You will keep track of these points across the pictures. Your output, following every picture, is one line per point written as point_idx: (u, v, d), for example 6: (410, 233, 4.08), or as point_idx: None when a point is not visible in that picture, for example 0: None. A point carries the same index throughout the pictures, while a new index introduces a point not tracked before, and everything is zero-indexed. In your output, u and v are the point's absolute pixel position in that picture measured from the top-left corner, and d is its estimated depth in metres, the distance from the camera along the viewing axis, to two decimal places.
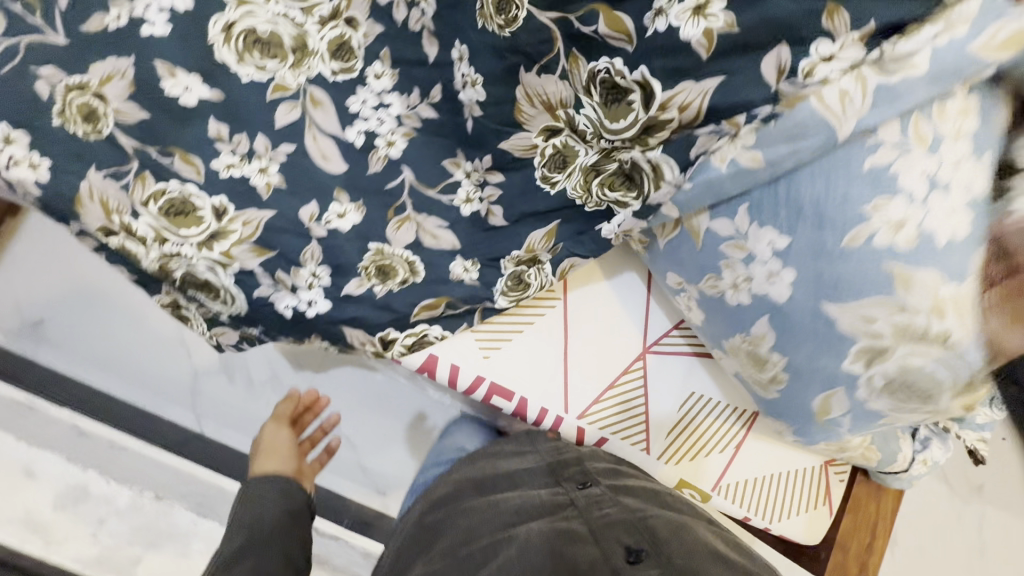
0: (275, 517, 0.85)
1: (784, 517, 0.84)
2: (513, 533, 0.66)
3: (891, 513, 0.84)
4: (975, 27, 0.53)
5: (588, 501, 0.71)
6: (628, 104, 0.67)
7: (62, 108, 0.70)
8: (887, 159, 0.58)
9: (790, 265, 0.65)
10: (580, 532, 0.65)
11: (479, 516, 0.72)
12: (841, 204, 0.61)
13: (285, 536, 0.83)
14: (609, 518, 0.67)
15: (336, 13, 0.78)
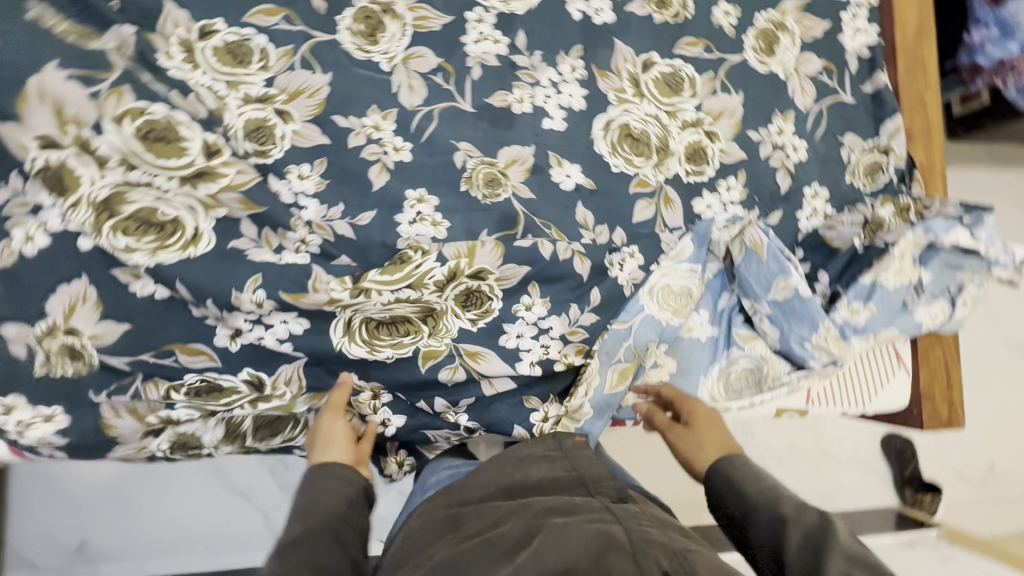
0: (333, 503, 0.64)
1: (875, 398, 0.84)
2: (536, 542, 0.56)
3: (955, 348, 0.86)
4: (603, 354, 0.79)
5: (627, 514, 0.61)
6: (469, 308, 0.74)
7: (44, 357, 0.64)
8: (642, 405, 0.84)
9: None
10: (617, 541, 0.55)
11: (501, 509, 0.64)
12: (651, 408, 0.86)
13: (336, 526, 0.61)
14: (649, 536, 0.57)
15: (219, 108, 0.66)
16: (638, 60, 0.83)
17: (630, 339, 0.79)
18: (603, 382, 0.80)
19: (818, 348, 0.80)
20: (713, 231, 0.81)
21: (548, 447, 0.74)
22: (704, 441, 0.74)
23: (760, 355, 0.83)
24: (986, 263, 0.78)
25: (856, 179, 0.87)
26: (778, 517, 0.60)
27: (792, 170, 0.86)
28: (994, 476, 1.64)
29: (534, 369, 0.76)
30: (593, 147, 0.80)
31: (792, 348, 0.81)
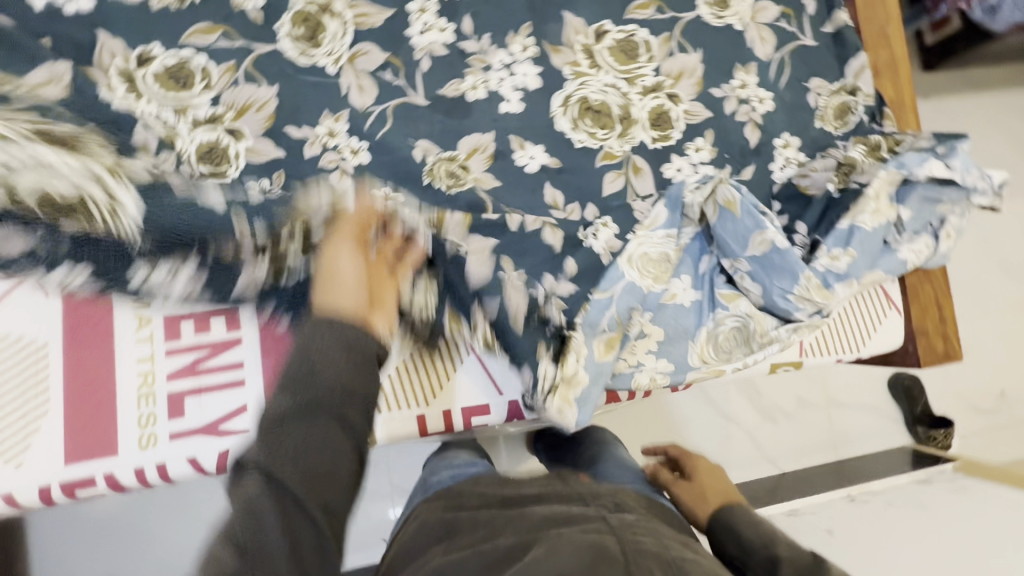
0: (328, 363, 0.48)
1: (869, 340, 0.82)
2: (537, 547, 0.67)
3: (944, 280, 0.85)
4: (585, 324, 0.71)
5: (620, 522, 0.70)
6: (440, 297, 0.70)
7: (83, 211, 0.55)
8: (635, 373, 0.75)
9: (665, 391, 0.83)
10: (610, 550, 0.65)
11: (503, 518, 0.76)
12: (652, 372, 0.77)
13: (333, 408, 0.47)
14: (640, 542, 0.67)
15: (173, 133, 0.67)
16: (590, 30, 0.82)
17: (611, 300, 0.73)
18: (591, 352, 0.70)
19: (804, 299, 0.76)
20: (685, 194, 0.79)
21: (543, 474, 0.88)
22: (704, 491, 0.92)
23: (746, 313, 0.78)
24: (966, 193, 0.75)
25: (826, 123, 0.85)
26: (774, 558, 0.72)
27: (760, 122, 0.84)
28: (1007, 402, 1.63)
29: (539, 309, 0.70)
30: (554, 125, 0.79)
31: (775, 302, 0.77)
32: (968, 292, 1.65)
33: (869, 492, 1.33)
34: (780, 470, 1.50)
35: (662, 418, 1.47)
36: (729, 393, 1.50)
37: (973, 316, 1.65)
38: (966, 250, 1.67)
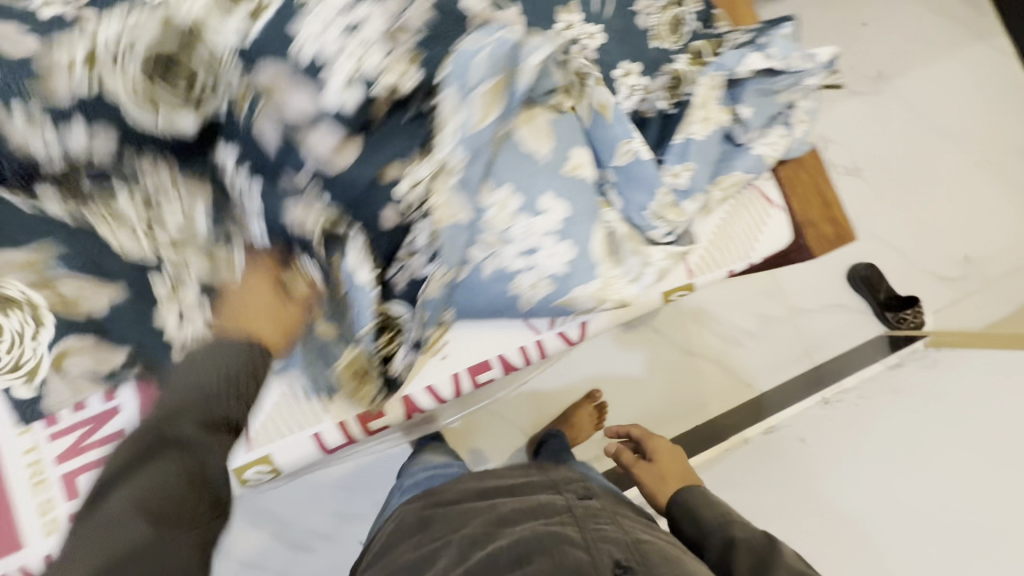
0: (212, 378, 0.44)
1: (755, 245, 0.81)
2: (497, 504, 0.89)
3: (819, 167, 0.83)
4: (455, 120, 0.57)
5: (585, 514, 0.86)
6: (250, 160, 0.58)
7: None
8: (507, 278, 0.66)
9: (558, 285, 0.67)
10: (572, 539, 0.78)
11: (479, 516, 0.87)
12: (531, 232, 0.65)
13: (216, 413, 0.43)
14: (603, 531, 0.81)
15: None
16: None
17: (459, 118, 0.58)
18: (467, 108, 0.58)
19: (664, 217, 0.72)
20: (471, 75, 0.57)
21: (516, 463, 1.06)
22: (664, 477, 1.11)
23: (611, 221, 0.70)
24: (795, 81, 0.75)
25: (662, 41, 0.83)
26: (730, 538, 0.86)
27: (596, 56, 0.82)
28: (970, 265, 1.61)
29: (344, 100, 0.53)
30: None
31: (634, 220, 0.72)
32: (906, 167, 1.62)
33: (842, 391, 1.31)
34: (757, 391, 1.48)
35: (627, 371, 1.46)
36: (688, 329, 1.49)
37: (917, 189, 1.62)
38: (895, 125, 1.63)
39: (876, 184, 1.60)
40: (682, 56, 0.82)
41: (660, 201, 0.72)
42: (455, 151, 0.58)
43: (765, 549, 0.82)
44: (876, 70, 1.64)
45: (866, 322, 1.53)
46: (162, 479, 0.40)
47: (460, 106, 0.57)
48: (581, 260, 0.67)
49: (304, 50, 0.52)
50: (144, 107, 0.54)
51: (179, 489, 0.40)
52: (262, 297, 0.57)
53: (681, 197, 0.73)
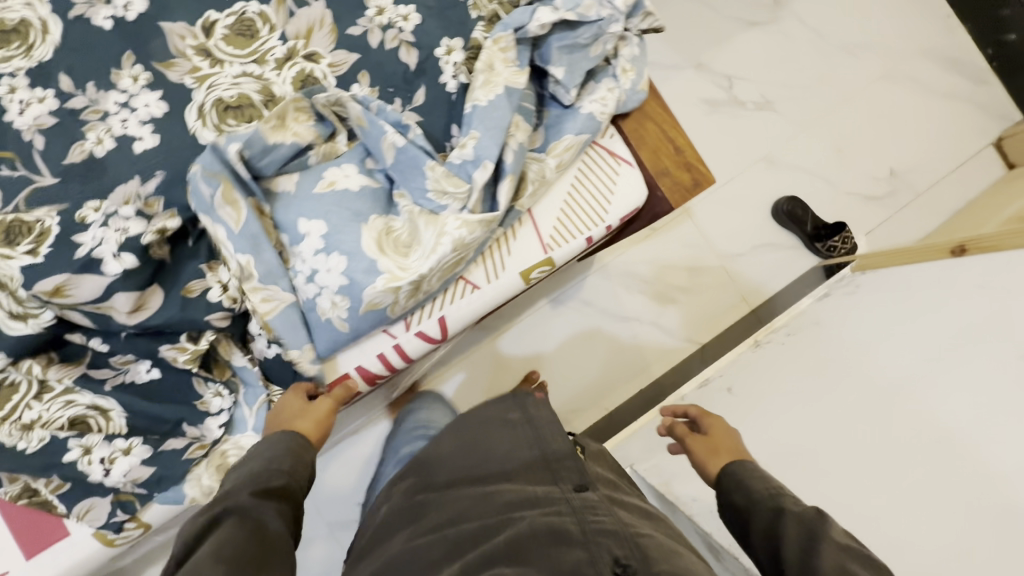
0: (279, 457, 0.57)
1: (609, 207, 0.77)
2: (492, 489, 0.72)
3: (666, 113, 0.79)
4: (208, 223, 0.62)
5: (583, 503, 0.68)
6: (26, 229, 0.62)
7: None
8: (333, 313, 0.64)
9: (365, 301, 0.62)
10: (570, 535, 0.63)
11: (469, 503, 0.70)
12: (326, 272, 0.63)
13: (267, 481, 0.54)
14: (602, 525, 0.65)
15: None
16: (197, 29, 0.75)
17: (214, 226, 0.62)
18: (214, 208, 0.61)
19: (443, 193, 0.62)
20: (204, 177, 0.61)
21: (510, 412, 0.84)
22: (717, 447, 0.83)
23: (407, 213, 0.64)
24: (596, 34, 0.67)
25: (481, 10, 0.79)
26: (779, 508, 0.68)
27: (413, 40, 0.78)
28: (897, 180, 1.57)
29: (123, 262, 0.62)
30: (199, 140, 0.74)
31: (420, 206, 0.64)
32: (817, 91, 1.57)
33: (772, 331, 1.29)
34: (699, 344, 1.46)
35: (564, 349, 1.42)
36: (619, 294, 1.45)
37: (832, 112, 1.57)
38: (801, 50, 1.58)
39: (790, 115, 1.56)
40: (478, 29, 0.79)
41: (434, 176, 0.62)
42: (224, 244, 0.62)
43: (814, 522, 0.65)
44: None
45: (798, 256, 1.50)
46: (230, 534, 0.48)
47: (209, 213, 0.62)
48: (380, 264, 0.61)
49: (82, 250, 0.62)
50: (18, 321, 0.62)
51: (241, 547, 0.46)
52: (293, 406, 0.64)
53: (469, 170, 0.62)
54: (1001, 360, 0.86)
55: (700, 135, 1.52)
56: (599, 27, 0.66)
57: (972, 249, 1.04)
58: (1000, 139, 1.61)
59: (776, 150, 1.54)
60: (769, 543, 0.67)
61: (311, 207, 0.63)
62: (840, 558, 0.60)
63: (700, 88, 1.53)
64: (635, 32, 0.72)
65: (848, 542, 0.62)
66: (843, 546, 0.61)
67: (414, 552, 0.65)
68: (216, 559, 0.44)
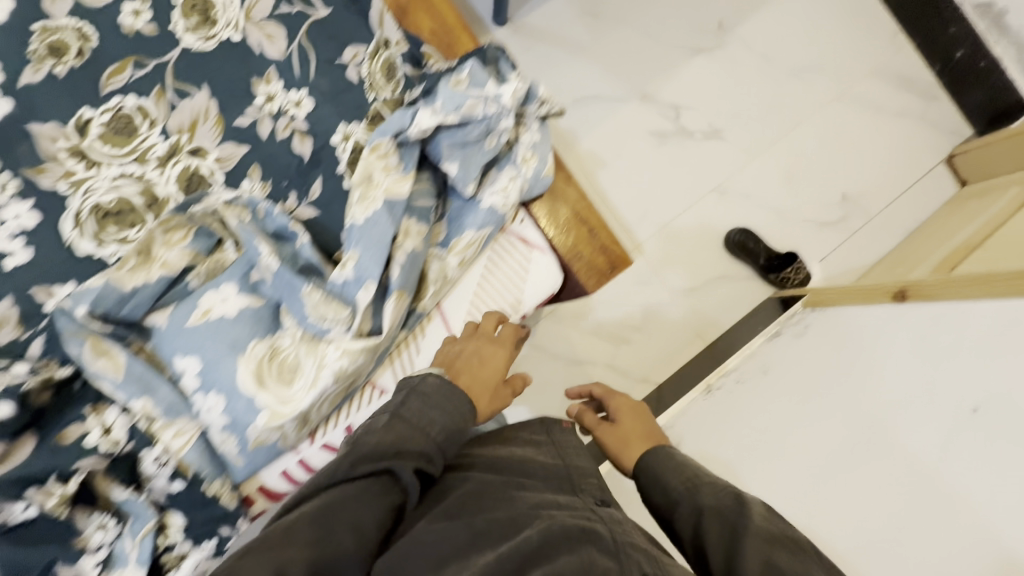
0: (434, 424, 0.57)
1: (523, 296, 0.73)
2: (512, 486, 0.59)
3: (578, 190, 0.75)
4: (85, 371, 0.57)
5: (612, 517, 0.58)
6: None
7: None
8: (229, 448, 0.60)
9: (254, 437, 0.58)
10: (600, 539, 0.52)
11: (482, 490, 0.57)
12: (211, 409, 0.58)
13: (428, 460, 0.55)
14: (630, 539, 0.54)
15: None
16: (70, 129, 0.70)
17: (92, 373, 0.56)
18: (85, 355, 0.56)
19: (326, 316, 0.59)
20: (73, 324, 0.56)
21: (534, 431, 0.70)
22: (629, 437, 0.81)
23: (294, 337, 0.60)
24: (486, 130, 0.64)
25: (379, 91, 0.74)
26: (697, 508, 0.62)
27: (307, 127, 0.73)
28: (850, 204, 1.55)
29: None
30: (76, 253, 0.69)
31: (306, 328, 0.59)
32: (767, 116, 1.54)
33: (723, 375, 1.23)
34: (656, 384, 1.42)
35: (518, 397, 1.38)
36: (573, 338, 1.42)
37: (782, 138, 1.55)
38: (748, 76, 1.55)
39: (740, 142, 1.52)
40: (358, 123, 0.73)
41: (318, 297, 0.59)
42: (105, 391, 0.57)
43: (736, 518, 0.58)
44: (716, 20, 1.54)
45: (752, 288, 1.47)
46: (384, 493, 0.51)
47: (82, 360, 0.56)
48: (265, 396, 0.57)
49: None
50: None
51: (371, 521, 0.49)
52: (489, 376, 0.65)
53: (352, 291, 0.58)
54: (930, 437, 0.86)
55: (648, 168, 1.48)
56: (490, 125, 0.63)
57: (912, 295, 1.01)
58: (950, 155, 1.58)
59: (727, 179, 1.51)
60: (694, 550, 0.60)
61: (192, 337, 0.59)
62: (765, 553, 0.53)
63: (646, 120, 1.49)
64: (532, 119, 0.69)
65: (773, 533, 0.56)
66: (769, 539, 0.55)
67: (429, 537, 0.51)
68: (352, 528, 0.48)
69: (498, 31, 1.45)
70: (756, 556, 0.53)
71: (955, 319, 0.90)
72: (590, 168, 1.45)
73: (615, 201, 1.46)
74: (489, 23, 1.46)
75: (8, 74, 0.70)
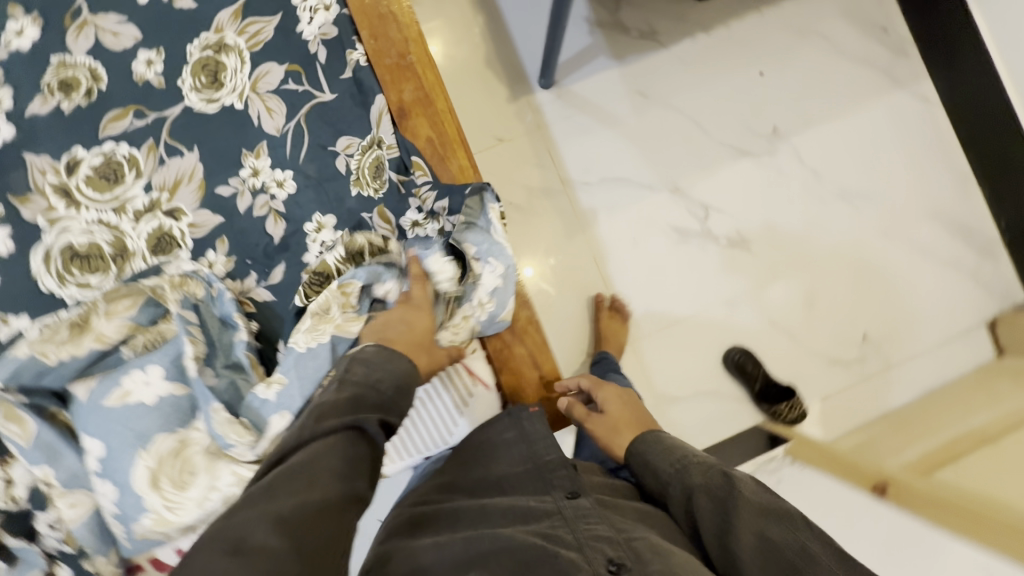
0: (387, 379, 0.58)
1: (454, 429, 0.71)
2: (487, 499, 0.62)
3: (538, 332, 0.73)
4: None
5: (576, 510, 0.59)
6: None
7: None
8: (117, 530, 0.61)
9: (138, 530, 0.59)
10: (564, 549, 0.54)
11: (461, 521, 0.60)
12: (104, 493, 0.59)
13: (387, 409, 0.56)
14: (597, 532, 0.56)
15: None
16: (61, 165, 0.72)
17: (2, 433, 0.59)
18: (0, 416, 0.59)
19: (230, 434, 0.59)
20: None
21: (504, 430, 0.67)
22: (618, 426, 0.78)
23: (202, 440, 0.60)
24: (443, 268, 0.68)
25: (363, 187, 0.72)
26: (687, 488, 0.64)
27: (284, 210, 0.72)
28: (870, 346, 1.44)
29: None
30: (38, 287, 0.70)
31: (212, 437, 0.60)
32: (802, 236, 1.45)
33: None
34: None
35: None
36: None
37: (813, 261, 1.45)
38: (792, 190, 1.46)
39: (765, 257, 1.44)
40: (330, 216, 0.72)
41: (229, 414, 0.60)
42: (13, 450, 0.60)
43: (724, 493, 0.61)
44: (770, 125, 1.46)
45: (741, 412, 1.39)
46: (351, 450, 0.52)
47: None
48: (153, 496, 0.58)
49: None
50: None
51: (344, 467, 0.50)
52: (422, 333, 0.64)
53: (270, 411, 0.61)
54: None
55: (662, 264, 1.42)
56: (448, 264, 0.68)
57: (893, 494, 0.95)
58: (993, 321, 1.46)
59: (743, 293, 1.43)
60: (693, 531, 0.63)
61: (101, 417, 0.60)
62: (758, 525, 0.57)
63: (672, 214, 1.42)
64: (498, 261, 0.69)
65: (764, 504, 0.58)
66: (764, 513, 0.58)
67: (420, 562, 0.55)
68: (337, 475, 0.49)
69: (541, 92, 1.41)
70: (750, 529, 0.56)
71: (923, 546, 0.83)
72: (601, 251, 1.40)
73: (620, 289, 1.40)
74: (534, 82, 1.42)
75: (18, 101, 0.72)
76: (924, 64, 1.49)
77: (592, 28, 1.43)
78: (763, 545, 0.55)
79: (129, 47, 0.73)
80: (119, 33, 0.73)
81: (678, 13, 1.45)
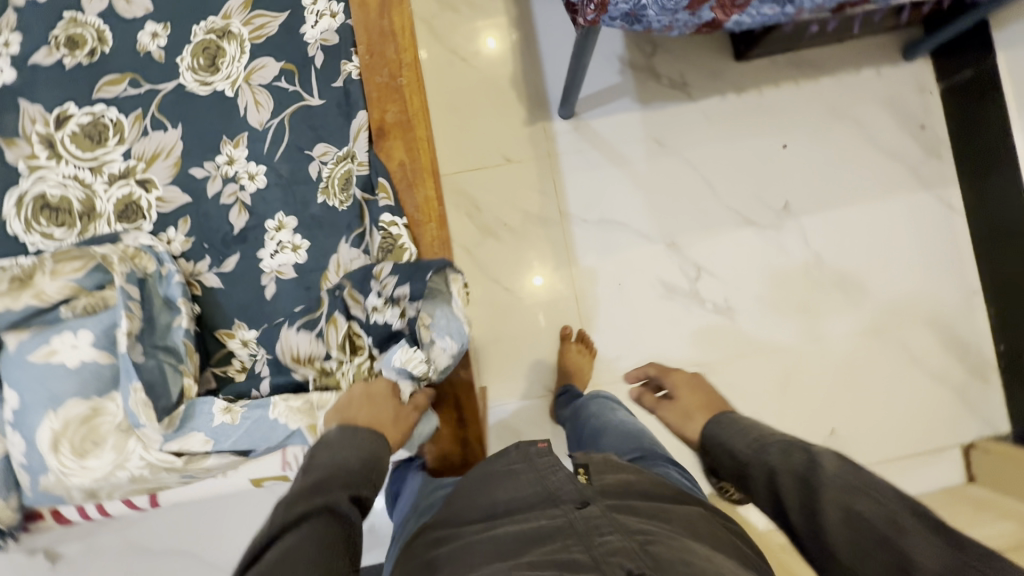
0: (354, 462, 0.57)
1: None
2: (497, 526, 0.59)
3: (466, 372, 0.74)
4: None
5: (587, 523, 0.56)
6: None
7: None
8: (21, 479, 0.64)
9: (40, 482, 0.63)
10: (581, 570, 0.51)
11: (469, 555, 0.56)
12: (14, 442, 0.63)
13: (359, 486, 0.55)
14: (610, 546, 0.53)
15: None
16: (51, 117, 0.74)
17: None
18: None
19: (142, 413, 0.63)
20: None
21: (511, 460, 0.66)
22: (690, 410, 0.74)
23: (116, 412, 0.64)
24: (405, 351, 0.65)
25: (329, 197, 0.73)
26: (770, 468, 0.57)
27: (250, 203, 0.74)
28: (836, 442, 1.40)
29: None
30: (5, 229, 0.72)
31: (127, 413, 0.63)
32: (790, 317, 1.42)
33: None
34: None
35: None
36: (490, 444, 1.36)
37: (796, 345, 1.42)
38: (791, 269, 1.43)
39: (748, 331, 1.41)
40: (290, 219, 0.73)
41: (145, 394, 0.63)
42: None
43: (805, 467, 0.55)
44: (783, 200, 1.43)
45: None
46: (327, 533, 0.49)
47: None
48: (58, 454, 0.62)
49: None
50: None
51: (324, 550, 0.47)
52: (385, 411, 0.64)
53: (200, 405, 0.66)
54: None
55: (641, 315, 1.40)
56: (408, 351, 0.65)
57: None
58: (969, 446, 1.40)
59: (717, 361, 1.40)
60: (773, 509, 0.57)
61: (24, 372, 0.63)
62: (847, 503, 0.51)
63: (662, 268, 1.41)
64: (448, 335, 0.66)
65: (852, 478, 0.52)
66: (850, 486, 0.52)
67: None
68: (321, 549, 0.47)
69: (559, 121, 1.41)
70: (835, 511, 0.51)
71: None
72: (585, 289, 1.39)
73: (594, 332, 1.39)
74: (556, 109, 1.41)
75: (26, 48, 0.75)
76: (956, 169, 1.44)
77: (624, 68, 1.42)
78: (851, 521, 0.50)
79: (139, 17, 0.76)
80: (133, 2, 0.76)
81: (714, 70, 1.43)
